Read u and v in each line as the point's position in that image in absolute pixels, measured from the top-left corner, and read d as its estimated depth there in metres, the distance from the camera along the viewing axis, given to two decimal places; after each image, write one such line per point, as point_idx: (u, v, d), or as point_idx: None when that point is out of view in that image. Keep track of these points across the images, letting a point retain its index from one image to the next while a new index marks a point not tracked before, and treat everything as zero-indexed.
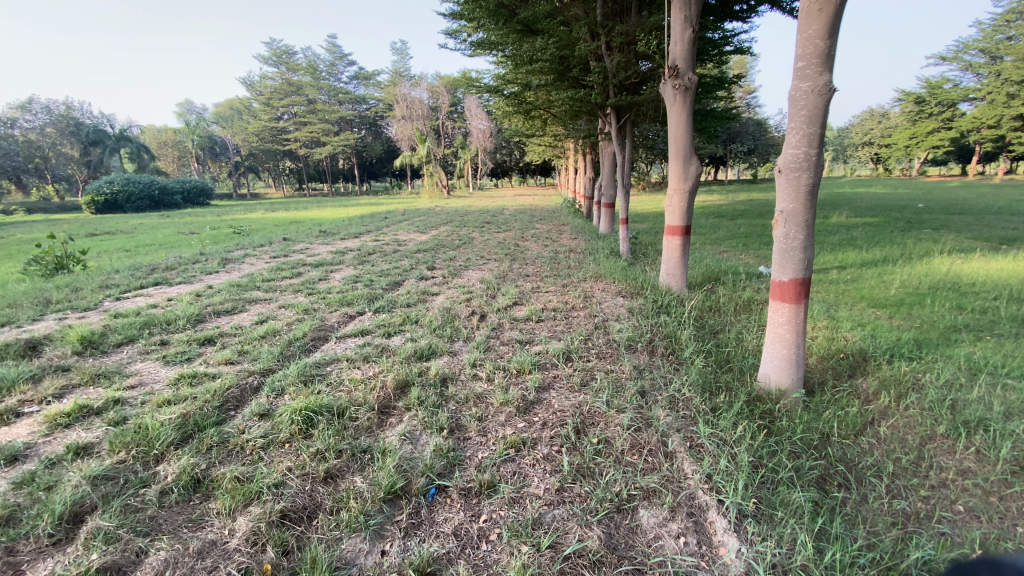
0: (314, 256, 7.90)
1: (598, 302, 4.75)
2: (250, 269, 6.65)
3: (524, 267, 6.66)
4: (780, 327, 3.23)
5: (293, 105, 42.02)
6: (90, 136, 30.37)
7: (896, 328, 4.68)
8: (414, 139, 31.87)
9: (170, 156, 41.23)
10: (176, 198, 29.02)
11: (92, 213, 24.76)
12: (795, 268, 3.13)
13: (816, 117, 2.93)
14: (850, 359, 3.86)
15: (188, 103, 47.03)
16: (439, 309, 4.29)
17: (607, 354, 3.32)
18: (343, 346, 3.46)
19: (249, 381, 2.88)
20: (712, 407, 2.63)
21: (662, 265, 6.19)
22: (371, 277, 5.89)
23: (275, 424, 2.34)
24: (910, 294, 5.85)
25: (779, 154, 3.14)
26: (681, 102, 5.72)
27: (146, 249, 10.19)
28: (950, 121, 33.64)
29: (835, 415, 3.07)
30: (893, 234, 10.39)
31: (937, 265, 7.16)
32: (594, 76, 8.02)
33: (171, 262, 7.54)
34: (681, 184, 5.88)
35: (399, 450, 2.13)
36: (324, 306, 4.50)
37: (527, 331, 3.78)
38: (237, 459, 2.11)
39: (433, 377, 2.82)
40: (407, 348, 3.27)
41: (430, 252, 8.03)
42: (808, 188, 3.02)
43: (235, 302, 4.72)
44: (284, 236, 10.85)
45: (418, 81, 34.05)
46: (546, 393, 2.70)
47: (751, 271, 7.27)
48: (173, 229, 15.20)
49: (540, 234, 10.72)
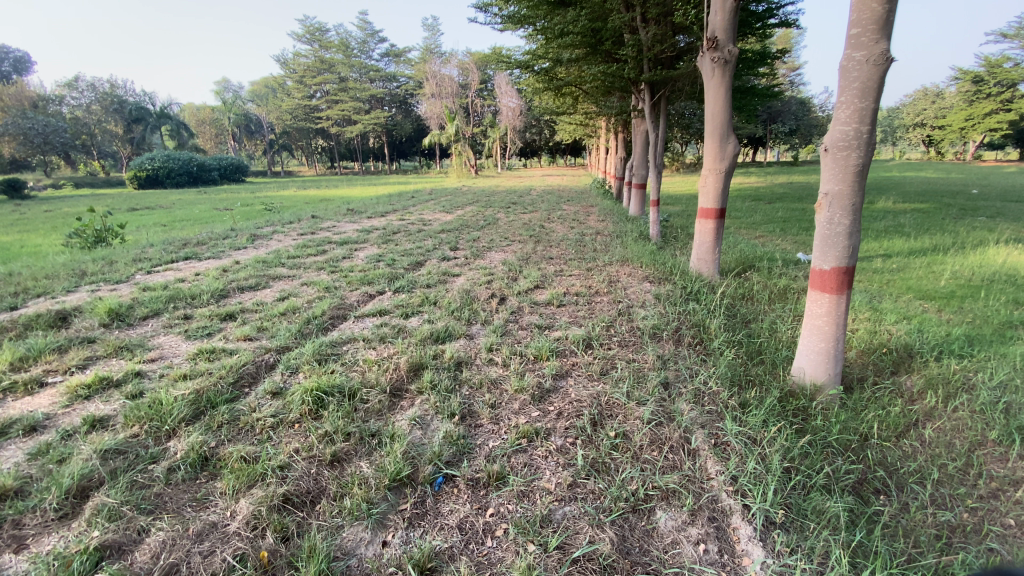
0: (339, 234, 7.93)
1: (624, 288, 4.58)
2: (276, 246, 6.70)
3: (549, 249, 6.50)
4: (819, 318, 3.03)
5: (325, 83, 42.32)
6: (133, 114, 31.35)
7: (945, 322, 4.36)
8: (443, 117, 31.65)
9: (207, 134, 42.21)
10: (214, 174, 29.82)
11: (135, 188, 25.66)
12: (838, 255, 2.90)
13: (870, 91, 2.66)
14: (893, 355, 3.61)
15: (225, 81, 47.85)
16: (459, 290, 4.20)
17: (630, 342, 3.17)
18: (360, 325, 3.41)
19: (266, 357, 2.87)
20: (739, 402, 2.48)
21: (692, 249, 5.95)
22: (394, 256, 5.85)
23: (285, 403, 2.31)
24: (961, 286, 5.47)
25: (826, 132, 2.88)
26: (720, 77, 5.39)
27: (180, 224, 10.44)
28: (1011, 101, 31.41)
29: (875, 415, 2.86)
30: (943, 221, 9.78)
31: (992, 255, 6.68)
32: (628, 50, 7.69)
33: (202, 237, 7.70)
34: (717, 163, 5.59)
35: (408, 435, 2.07)
36: (345, 285, 4.47)
37: (547, 316, 3.66)
38: (245, 438, 2.09)
39: (448, 360, 2.75)
40: (423, 330, 3.20)
41: (454, 232, 7.96)
42: (857, 168, 2.77)
43: (258, 278, 4.74)
44: (313, 214, 10.95)
45: (449, 58, 33.65)
46: (563, 381, 2.60)
47: (788, 257, 6.93)
48: (209, 205, 15.59)
49: (567, 215, 10.50)
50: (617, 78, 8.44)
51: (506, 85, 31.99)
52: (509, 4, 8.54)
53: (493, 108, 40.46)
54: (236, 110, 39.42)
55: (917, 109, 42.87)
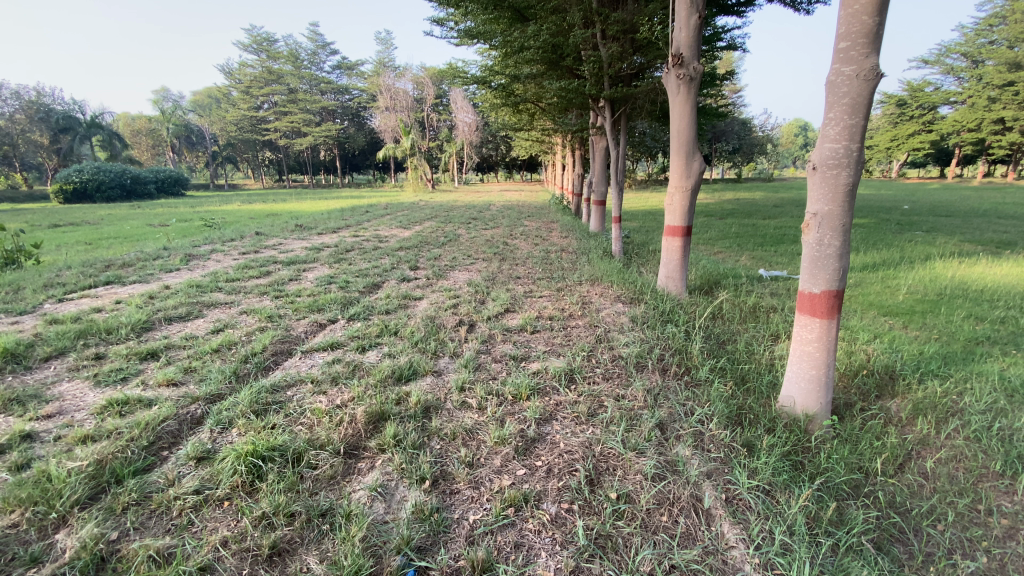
0: (287, 252, 7.35)
1: (597, 310, 4.33)
2: (215, 268, 6.08)
3: (514, 268, 6.22)
4: (809, 344, 2.86)
5: (273, 94, 40.86)
6: (60, 123, 29.08)
7: (914, 339, 4.36)
8: (398, 130, 31.06)
9: (144, 145, 39.73)
10: (150, 188, 27.98)
11: (60, 203, 23.62)
12: (828, 279, 2.74)
13: (860, 107, 2.54)
14: (875, 378, 3.52)
15: (163, 90, 45.38)
16: (422, 316, 3.82)
17: (615, 375, 2.90)
18: (308, 363, 2.97)
19: (192, 410, 2.39)
20: (743, 445, 2.24)
21: (660, 267, 5.82)
22: (347, 278, 5.39)
23: (213, 472, 1.87)
24: (919, 301, 5.58)
25: (814, 149, 2.74)
26: (685, 94, 5.32)
27: (107, 242, 9.50)
28: (930, 123, 34.02)
29: (872, 446, 2.71)
30: (887, 236, 10.21)
31: (940, 269, 6.93)
32: (588, 66, 7.59)
33: (130, 258, 6.92)
34: (683, 181, 5.49)
35: (369, 512, 1.69)
36: (292, 313, 3.99)
37: (521, 345, 3.34)
38: (157, 527, 1.64)
39: (414, 406, 2.37)
40: (383, 368, 2.80)
41: (413, 250, 7.55)
42: (847, 187, 2.63)
43: (191, 307, 4.18)
44: (258, 230, 10.23)
45: (404, 72, 33.08)
46: (548, 426, 2.28)
47: (752, 273, 6.94)
48: (142, 220, 14.43)
49: (529, 231, 10.29)
50: (577, 94, 8.35)
51: (463, 100, 31.83)
52: (467, 18, 8.33)
53: (449, 123, 40.25)
54: (175, 121, 37.33)
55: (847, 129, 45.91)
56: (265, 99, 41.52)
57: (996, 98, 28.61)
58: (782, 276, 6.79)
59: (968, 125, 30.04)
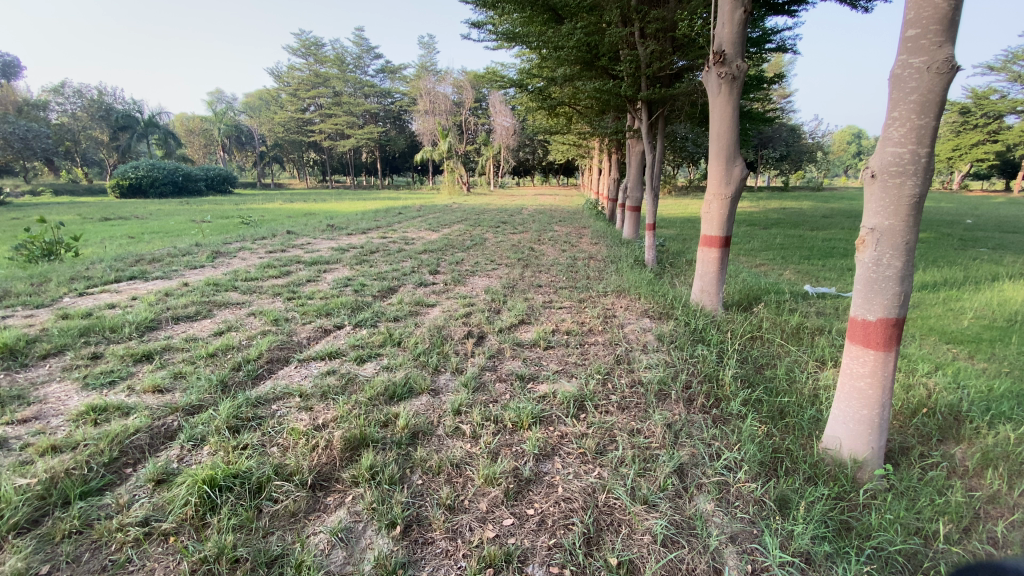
0: (312, 252, 7.30)
1: (621, 325, 4.01)
2: (238, 266, 6.07)
3: (537, 276, 5.94)
4: (861, 379, 2.47)
5: (319, 97, 42.09)
6: (120, 122, 30.70)
7: (983, 373, 3.82)
8: (435, 133, 31.31)
9: (196, 144, 41.54)
10: (200, 184, 29.20)
11: (117, 197, 24.89)
12: (886, 305, 2.35)
13: (933, 104, 2.14)
14: (938, 419, 3.05)
15: (218, 92, 47.58)
16: (430, 326, 3.58)
17: (631, 404, 2.58)
18: (302, 373, 2.79)
19: (168, 423, 2.24)
20: (775, 500, 1.89)
21: (694, 280, 5.43)
22: (364, 280, 5.24)
23: (166, 500, 1.68)
24: (987, 327, 4.96)
25: (873, 154, 2.36)
26: (727, 94, 4.93)
27: (147, 236, 9.80)
28: (996, 133, 31.63)
29: (931, 502, 2.29)
30: (948, 252, 9.38)
31: (1011, 291, 6.22)
32: (624, 65, 7.22)
33: (161, 253, 7.04)
34: (722, 188, 5.09)
35: (325, 563, 1.46)
36: (298, 316, 3.83)
37: (531, 363, 3.07)
38: (91, 562, 1.45)
39: (401, 430, 2.14)
40: (377, 384, 2.57)
41: (437, 253, 7.40)
42: (913, 200, 2.23)
43: (200, 306, 4.10)
44: (289, 229, 10.33)
45: (443, 75, 33.21)
46: (548, 463, 2.01)
47: (795, 289, 6.42)
48: (187, 216, 14.96)
49: (559, 237, 10.00)
50: (612, 96, 8.01)
51: (501, 103, 31.85)
52: (504, 19, 8.15)
53: (486, 127, 40.35)
54: (226, 121, 38.86)
55: None
56: (310, 102, 42.79)
57: None
58: (830, 293, 6.24)
59: None
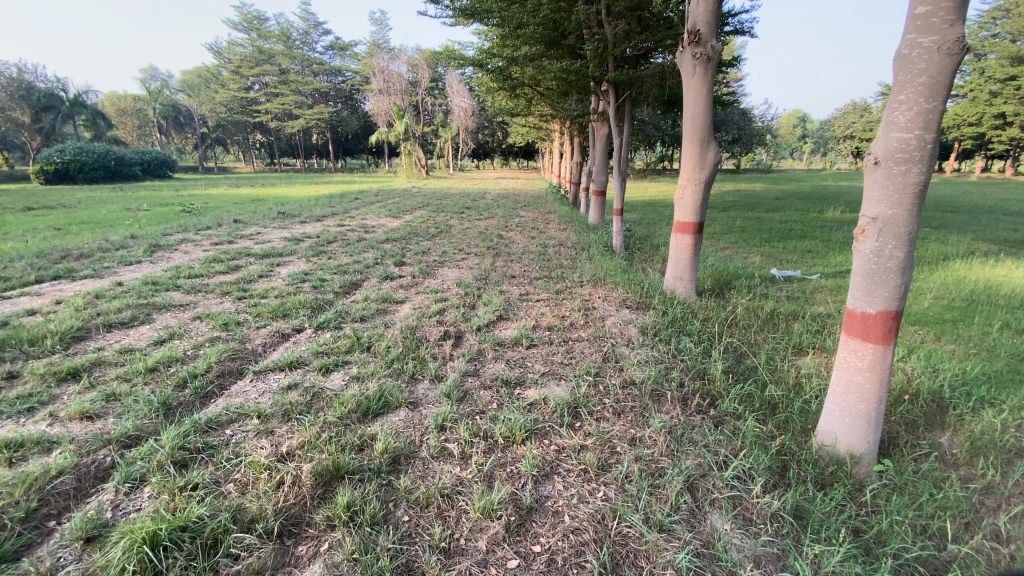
0: (263, 244, 6.77)
1: (602, 318, 3.85)
2: (180, 261, 5.52)
3: (509, 265, 5.71)
4: (859, 373, 2.38)
5: (264, 75, 39.76)
6: (41, 101, 27.96)
7: (953, 355, 3.90)
8: (391, 115, 30.16)
9: (129, 125, 38.45)
10: (135, 169, 27.11)
11: (41, 184, 22.72)
12: (886, 297, 2.26)
13: (941, 86, 2.04)
14: (921, 407, 3.06)
15: (152, 69, 44.25)
16: (402, 326, 3.30)
17: (627, 408, 2.41)
18: (258, 389, 2.46)
19: (99, 458, 1.90)
20: (793, 514, 1.78)
21: (668, 267, 5.34)
22: (323, 275, 4.85)
23: (98, 565, 1.38)
24: (947, 308, 5.11)
25: (876, 140, 2.25)
26: (701, 76, 4.79)
27: (75, 228, 8.88)
28: None
29: (931, 496, 2.25)
30: None
31: (962, 271, 6.46)
32: (591, 45, 6.98)
33: (90, 247, 6.34)
34: (696, 172, 4.97)
35: None
36: (251, 319, 3.45)
37: (515, 365, 2.86)
38: None
39: (380, 455, 1.89)
40: (348, 398, 2.29)
41: (400, 243, 7.02)
42: (917, 188, 2.14)
43: (137, 310, 3.63)
44: (236, 217, 9.60)
45: (398, 53, 31.82)
46: (548, 486, 1.81)
47: (763, 273, 6.47)
48: (122, 204, 13.76)
49: (525, 223, 9.77)
50: (578, 77, 7.77)
51: (459, 83, 30.93)
52: None
53: (444, 108, 39.31)
54: (162, 100, 36.10)
55: (846, 120, 45.20)
56: (255, 80, 40.34)
57: (997, 92, 27.98)
58: (795, 277, 6.32)
59: (968, 119, 29.63)
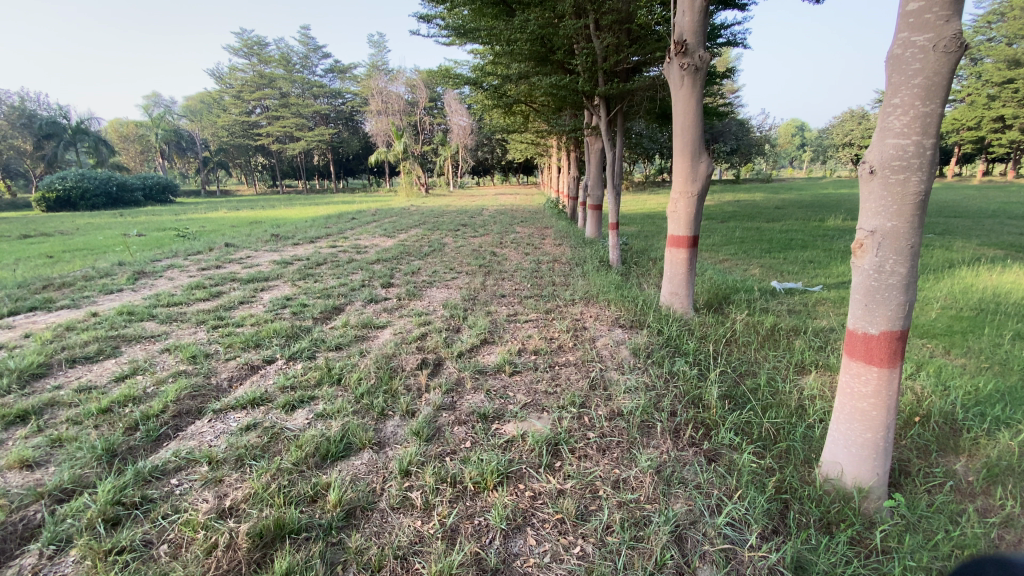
0: (251, 268, 6.65)
1: (592, 340, 3.66)
2: (162, 288, 5.38)
3: (500, 285, 5.54)
4: (864, 399, 2.19)
5: (265, 98, 40.28)
6: (44, 129, 28.26)
7: (964, 370, 3.68)
8: (390, 134, 30.38)
9: (132, 150, 38.84)
10: (137, 194, 27.27)
11: (43, 211, 22.84)
12: (889, 316, 2.07)
13: (939, 88, 1.88)
14: (933, 430, 2.85)
15: (155, 96, 44.93)
16: (378, 355, 3.13)
17: (613, 444, 2.22)
18: (215, 430, 2.28)
19: (28, 515, 1.71)
20: (794, 566, 1.58)
21: (663, 282, 5.16)
22: (306, 300, 4.70)
23: None
24: (955, 318, 4.90)
25: (871, 148, 2.09)
26: (690, 86, 4.67)
27: (66, 256, 8.79)
28: None
29: (947, 535, 2.03)
30: None
31: (968, 278, 6.25)
32: (580, 59, 6.91)
33: (74, 276, 6.22)
34: (688, 185, 4.84)
35: None
36: (221, 351, 3.28)
37: (495, 395, 2.67)
38: None
39: (332, 509, 1.71)
40: (307, 441, 2.11)
41: (391, 263, 6.89)
42: (917, 198, 1.97)
43: (104, 343, 3.47)
44: (228, 241, 9.50)
45: (396, 74, 32.15)
46: (518, 541, 1.62)
47: (763, 286, 6.27)
48: (118, 229, 13.72)
49: (521, 239, 9.64)
50: (569, 92, 7.70)
51: (457, 102, 31.16)
52: (453, 15, 7.73)
53: (443, 126, 39.66)
54: (165, 126, 36.52)
55: (844, 127, 45.29)
56: (256, 103, 40.88)
57: (995, 96, 27.95)
58: (797, 289, 6.13)
59: (966, 123, 29.57)
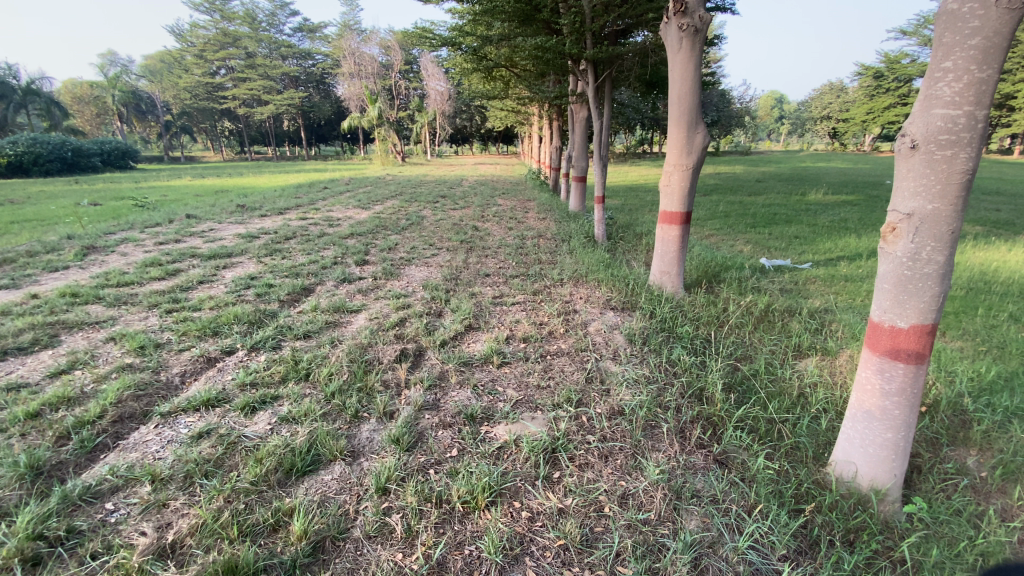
0: (214, 242, 6.18)
1: (584, 325, 3.42)
2: (114, 265, 4.91)
3: (483, 262, 5.25)
4: (886, 398, 2.00)
5: (230, 59, 38.06)
6: None
7: (962, 354, 3.58)
8: (364, 99, 29.07)
9: (87, 112, 36.44)
10: (94, 160, 25.68)
11: None
12: (921, 309, 1.87)
13: (998, 51, 1.63)
14: (941, 421, 2.72)
15: (111, 55, 42.02)
16: (351, 345, 2.83)
17: (616, 449, 2.00)
18: (162, 439, 1.98)
19: None
20: None
21: (654, 260, 4.93)
22: (273, 279, 4.33)
23: None
24: (946, 298, 4.81)
25: (915, 119, 1.84)
26: (688, 50, 4.34)
27: (9, 227, 8.08)
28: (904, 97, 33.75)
29: (969, 540, 1.88)
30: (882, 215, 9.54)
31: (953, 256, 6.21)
32: (567, 19, 6.46)
33: (12, 251, 5.64)
34: (683, 157, 4.56)
35: None
36: (175, 340, 2.93)
37: (483, 391, 2.42)
38: None
39: (298, 542, 1.46)
40: (269, 453, 1.83)
41: (366, 238, 6.49)
42: (963, 177, 1.74)
43: (39, 330, 3.07)
44: (191, 211, 8.91)
45: (370, 35, 30.59)
46: None
47: (751, 263, 6.11)
48: (72, 199, 12.78)
49: (503, 212, 9.28)
50: (555, 55, 7.25)
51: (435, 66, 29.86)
52: None
53: (419, 92, 38.23)
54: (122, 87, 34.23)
55: (821, 101, 45.35)
56: (220, 64, 38.59)
57: None
58: (786, 266, 5.99)
59: None
